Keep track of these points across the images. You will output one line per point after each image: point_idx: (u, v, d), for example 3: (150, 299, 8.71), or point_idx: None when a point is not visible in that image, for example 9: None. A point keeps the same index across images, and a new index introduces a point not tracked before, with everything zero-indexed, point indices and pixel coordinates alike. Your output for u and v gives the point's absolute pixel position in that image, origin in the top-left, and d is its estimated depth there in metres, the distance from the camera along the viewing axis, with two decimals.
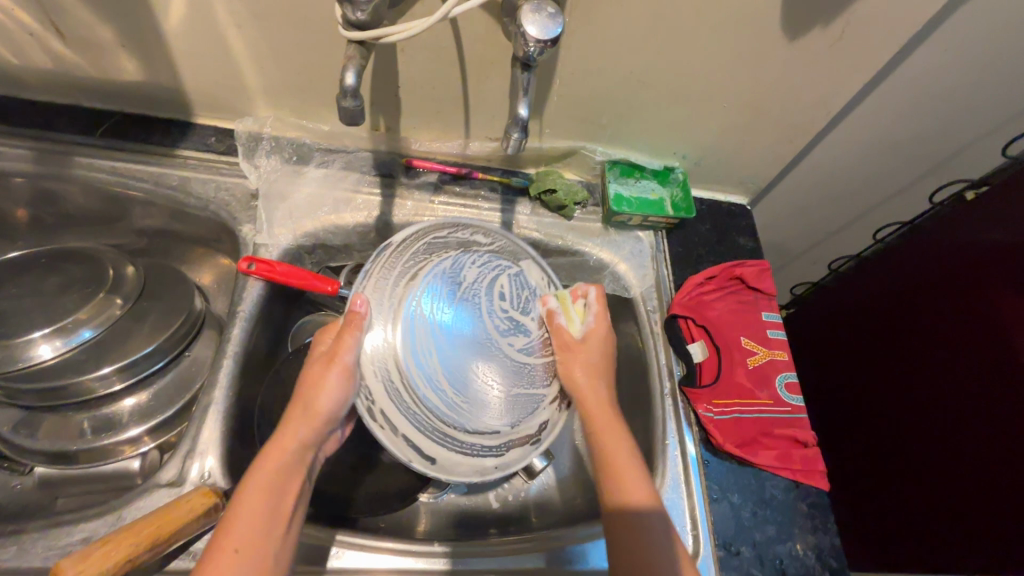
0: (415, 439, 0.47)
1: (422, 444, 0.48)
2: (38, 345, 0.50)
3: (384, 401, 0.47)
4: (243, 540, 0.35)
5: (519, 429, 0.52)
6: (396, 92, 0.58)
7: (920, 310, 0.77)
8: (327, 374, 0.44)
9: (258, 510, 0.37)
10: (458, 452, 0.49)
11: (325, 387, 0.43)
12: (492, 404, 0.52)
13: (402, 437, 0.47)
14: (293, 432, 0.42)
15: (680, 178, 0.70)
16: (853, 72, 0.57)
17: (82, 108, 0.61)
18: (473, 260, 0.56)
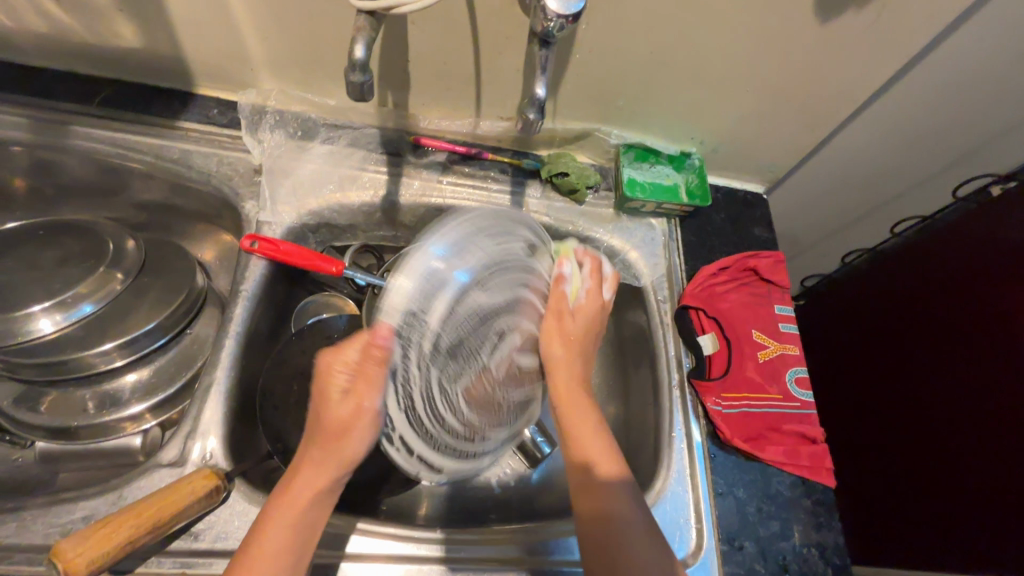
0: (429, 455, 0.45)
1: (434, 458, 0.46)
2: (38, 320, 0.49)
3: (405, 429, 0.44)
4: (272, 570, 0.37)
5: (511, 431, 0.52)
6: (405, 67, 0.56)
7: (935, 305, 0.75)
8: (358, 419, 0.41)
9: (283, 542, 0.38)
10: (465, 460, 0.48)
11: (355, 429, 0.41)
12: (501, 413, 0.50)
13: (415, 456, 0.45)
14: (322, 471, 0.41)
15: (696, 164, 0.67)
16: (885, 58, 0.54)
17: (80, 75, 0.59)
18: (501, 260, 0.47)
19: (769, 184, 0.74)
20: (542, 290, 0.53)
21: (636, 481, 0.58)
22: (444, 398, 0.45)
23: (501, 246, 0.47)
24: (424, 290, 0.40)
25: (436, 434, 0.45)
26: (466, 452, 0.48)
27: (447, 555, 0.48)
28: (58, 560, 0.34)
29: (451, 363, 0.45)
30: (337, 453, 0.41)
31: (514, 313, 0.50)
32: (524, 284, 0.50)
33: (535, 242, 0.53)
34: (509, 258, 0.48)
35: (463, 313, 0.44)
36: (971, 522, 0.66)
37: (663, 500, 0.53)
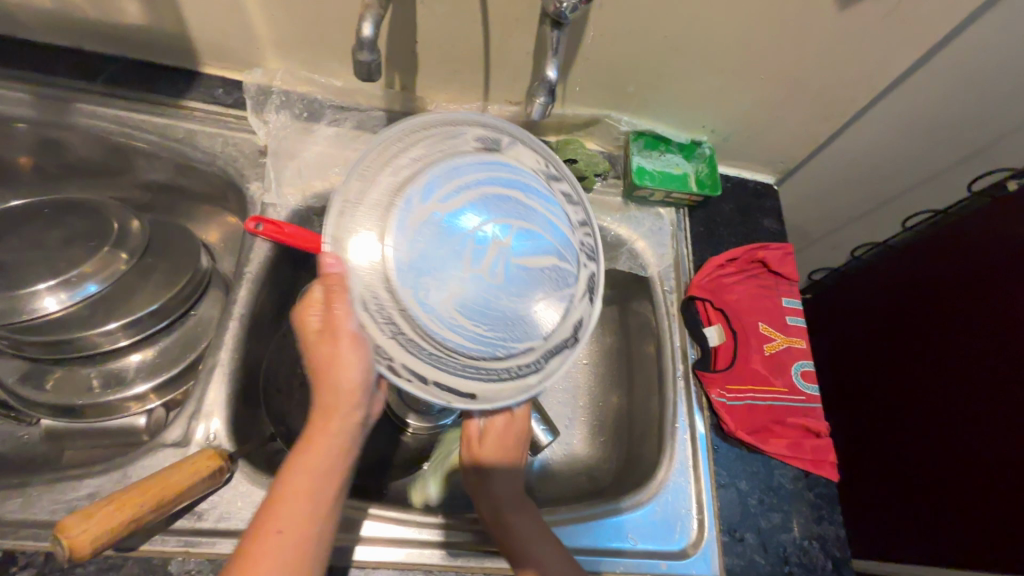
0: (446, 380, 0.39)
1: (454, 382, 0.39)
2: (43, 298, 0.49)
3: (403, 356, 0.38)
4: (286, 521, 0.35)
5: (554, 336, 0.43)
6: (412, 48, 0.55)
7: (944, 302, 0.74)
8: (339, 347, 0.39)
9: (305, 487, 0.37)
10: (495, 380, 0.40)
11: (342, 358, 0.40)
12: (525, 320, 0.42)
13: (429, 382, 0.38)
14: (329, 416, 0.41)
15: (707, 153, 0.66)
16: (905, 46, 0.53)
17: (84, 53, 0.58)
18: (462, 160, 0.42)
19: (779, 174, 0.73)
20: (533, 188, 0.44)
21: (638, 470, 0.58)
22: (432, 311, 0.39)
23: (452, 152, 0.42)
24: (360, 213, 0.39)
25: (442, 353, 0.39)
26: (492, 368, 0.40)
27: (448, 539, 0.48)
28: (64, 535, 0.33)
29: (433, 275, 0.39)
30: (337, 394, 0.41)
31: (503, 209, 0.42)
32: (506, 179, 0.43)
33: (495, 138, 0.45)
34: (464, 160, 0.42)
35: (420, 222, 0.39)
36: (972, 517, 0.66)
37: (665, 490, 0.53)
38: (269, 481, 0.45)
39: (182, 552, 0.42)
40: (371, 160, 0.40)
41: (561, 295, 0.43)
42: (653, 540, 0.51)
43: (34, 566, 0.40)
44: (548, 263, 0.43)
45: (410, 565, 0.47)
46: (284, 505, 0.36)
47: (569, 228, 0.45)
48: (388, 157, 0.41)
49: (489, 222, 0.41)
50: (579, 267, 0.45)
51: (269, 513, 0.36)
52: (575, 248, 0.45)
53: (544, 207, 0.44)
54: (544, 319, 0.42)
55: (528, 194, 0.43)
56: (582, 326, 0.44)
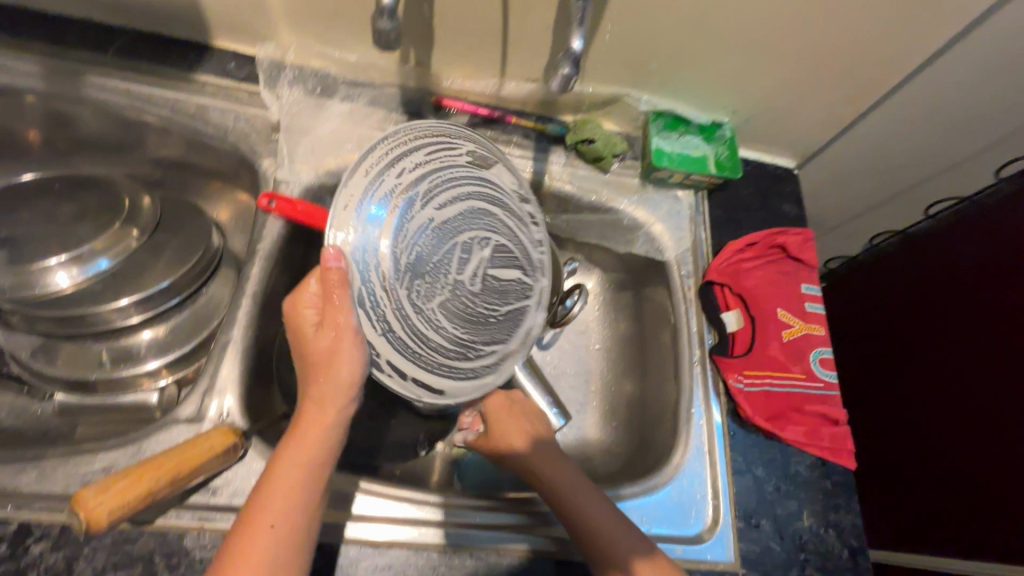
0: (424, 376, 0.43)
1: (430, 378, 0.43)
2: (55, 273, 0.49)
3: (393, 354, 0.41)
4: (280, 517, 0.34)
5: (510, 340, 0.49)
6: (429, 21, 0.53)
7: (967, 290, 0.73)
8: (338, 341, 0.37)
9: (295, 484, 0.35)
10: (463, 377, 0.45)
11: (340, 356, 0.37)
12: (490, 325, 0.48)
13: (410, 379, 0.42)
14: (322, 409, 0.38)
15: (727, 136, 0.65)
16: (942, 23, 0.51)
17: (94, 24, 0.57)
18: (452, 176, 0.45)
19: (800, 159, 0.72)
20: (506, 208, 0.49)
21: (652, 455, 0.57)
22: (417, 315, 0.43)
23: (444, 166, 0.45)
24: (365, 211, 0.39)
25: (424, 352, 0.43)
26: (462, 367, 0.45)
27: (456, 519, 0.48)
28: (81, 507, 0.33)
29: (420, 281, 0.43)
30: (330, 388, 0.38)
31: (479, 225, 0.47)
32: (483, 199, 0.48)
33: (481, 155, 0.49)
34: (455, 175, 0.45)
35: (415, 230, 0.42)
36: (989, 509, 0.65)
37: (680, 475, 0.52)
38: None
39: (196, 527, 0.42)
40: (375, 161, 0.40)
41: (518, 306, 0.50)
42: (668, 524, 0.50)
43: (49, 538, 0.40)
44: (512, 277, 0.49)
45: (422, 545, 0.46)
46: (276, 499, 0.35)
47: (529, 245, 0.51)
48: (391, 160, 0.41)
49: (468, 237, 0.46)
50: (535, 283, 0.51)
51: (261, 505, 0.35)
52: (534, 262, 0.52)
53: (510, 225, 0.50)
54: (505, 326, 0.49)
55: (500, 215, 0.49)
56: (533, 333, 0.51)
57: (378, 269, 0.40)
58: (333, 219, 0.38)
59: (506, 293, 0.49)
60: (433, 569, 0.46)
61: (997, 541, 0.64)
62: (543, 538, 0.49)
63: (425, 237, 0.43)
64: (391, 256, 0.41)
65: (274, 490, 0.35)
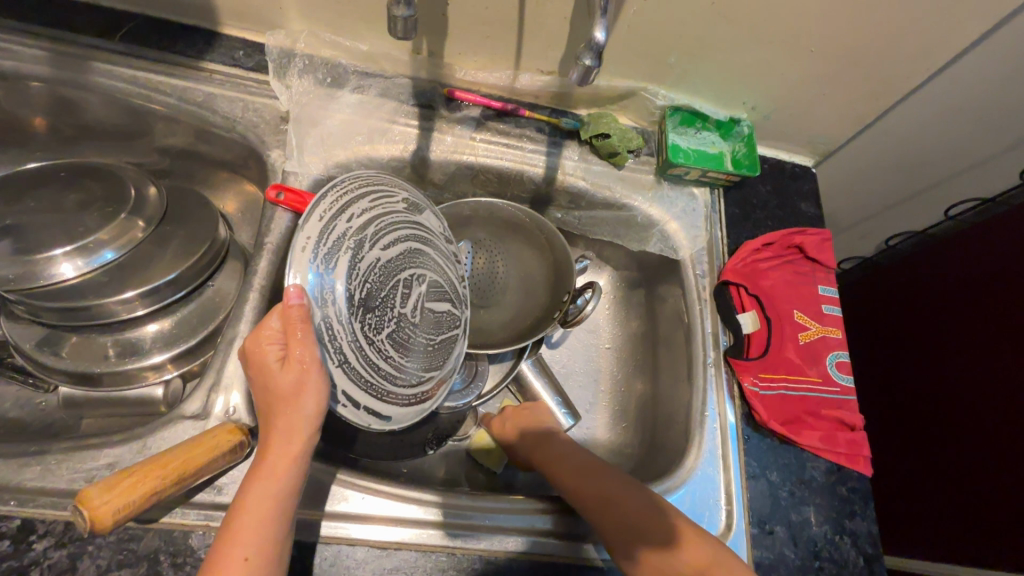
0: (376, 405, 0.41)
1: (381, 408, 0.42)
2: (60, 264, 0.47)
3: (349, 384, 0.39)
4: (252, 549, 0.34)
5: (449, 370, 0.48)
6: (443, 11, 0.52)
7: (990, 294, 0.71)
8: (302, 376, 0.35)
9: (265, 514, 0.35)
10: (410, 405, 0.44)
11: (302, 393, 0.36)
12: (432, 354, 0.46)
13: (363, 408, 0.40)
14: (288, 443, 0.36)
15: (745, 132, 0.63)
16: (973, 19, 0.49)
17: (102, 9, 0.56)
18: (397, 218, 0.45)
19: (819, 156, 0.70)
20: (440, 242, 0.49)
21: (664, 458, 0.56)
22: (369, 347, 0.41)
23: (384, 206, 0.44)
24: (320, 252, 0.38)
25: (377, 382, 0.41)
26: (409, 395, 0.44)
27: (461, 521, 0.47)
28: (85, 505, 0.32)
29: (370, 315, 0.41)
30: (293, 420, 0.36)
31: (421, 259, 0.46)
32: (423, 235, 0.47)
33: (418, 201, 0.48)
34: (397, 214, 0.45)
35: (366, 267, 0.41)
36: (1007, 515, 0.64)
37: (693, 478, 0.51)
38: None
39: (202, 526, 0.41)
40: (325, 207, 0.39)
41: (454, 336, 0.48)
42: None
43: (53, 535, 0.39)
44: (448, 306, 0.48)
45: (430, 547, 0.45)
46: (245, 532, 0.34)
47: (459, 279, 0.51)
48: (342, 206, 0.40)
49: (410, 270, 0.45)
50: (465, 310, 0.51)
51: (230, 540, 0.34)
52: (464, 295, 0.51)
53: (446, 260, 0.49)
54: (444, 356, 0.47)
55: (438, 248, 0.48)
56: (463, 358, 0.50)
57: (335, 306, 0.38)
58: (292, 259, 0.36)
59: (445, 324, 0.48)
60: (442, 572, 0.45)
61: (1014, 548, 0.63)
62: (542, 541, 0.48)
63: (374, 273, 0.41)
64: (344, 293, 0.39)
65: (244, 523, 0.35)
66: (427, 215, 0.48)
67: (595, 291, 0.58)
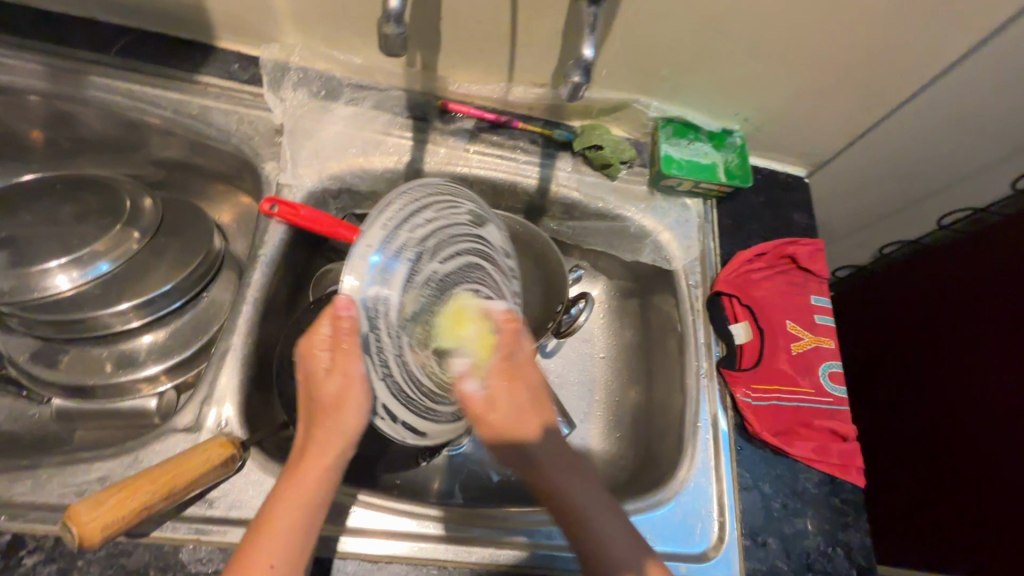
0: (410, 419, 0.42)
1: (414, 421, 0.43)
2: (55, 277, 0.48)
3: (388, 398, 0.40)
4: (281, 556, 0.34)
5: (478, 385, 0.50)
6: (436, 25, 0.52)
7: (983, 302, 0.72)
8: (351, 387, 0.37)
9: (295, 522, 0.36)
10: (439, 419, 0.46)
11: (347, 400, 0.38)
12: None
13: (397, 421, 0.41)
14: (326, 447, 0.38)
15: (738, 143, 0.63)
16: (961, 33, 0.50)
17: (97, 24, 0.56)
18: (456, 231, 0.44)
19: (812, 167, 0.70)
20: (493, 256, 0.49)
21: (658, 469, 0.56)
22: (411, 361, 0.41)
23: (448, 217, 0.43)
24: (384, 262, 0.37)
25: (413, 396, 0.42)
26: (442, 410, 0.46)
27: (455, 534, 0.47)
28: (73, 522, 0.32)
29: (416, 330, 0.41)
30: (333, 429, 0.38)
31: (472, 276, 0.46)
32: (477, 249, 0.47)
33: (478, 213, 0.47)
34: (456, 227, 0.44)
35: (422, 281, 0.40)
36: (1001, 525, 0.64)
37: (686, 490, 0.51)
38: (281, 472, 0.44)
39: (192, 540, 0.41)
40: (396, 212, 0.38)
41: None
42: (673, 541, 0.49)
43: (42, 550, 0.39)
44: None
45: (422, 560, 0.45)
46: (275, 538, 0.35)
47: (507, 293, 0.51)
48: (411, 213, 0.39)
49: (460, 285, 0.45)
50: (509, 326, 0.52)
51: (259, 547, 0.34)
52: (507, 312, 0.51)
53: (497, 276, 0.49)
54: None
55: (489, 262, 0.48)
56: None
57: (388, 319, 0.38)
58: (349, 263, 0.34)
59: None
60: None
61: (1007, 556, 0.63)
62: (544, 554, 0.48)
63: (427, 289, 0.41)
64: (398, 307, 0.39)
65: (274, 527, 0.35)
66: (484, 229, 0.48)
67: (588, 301, 0.61)
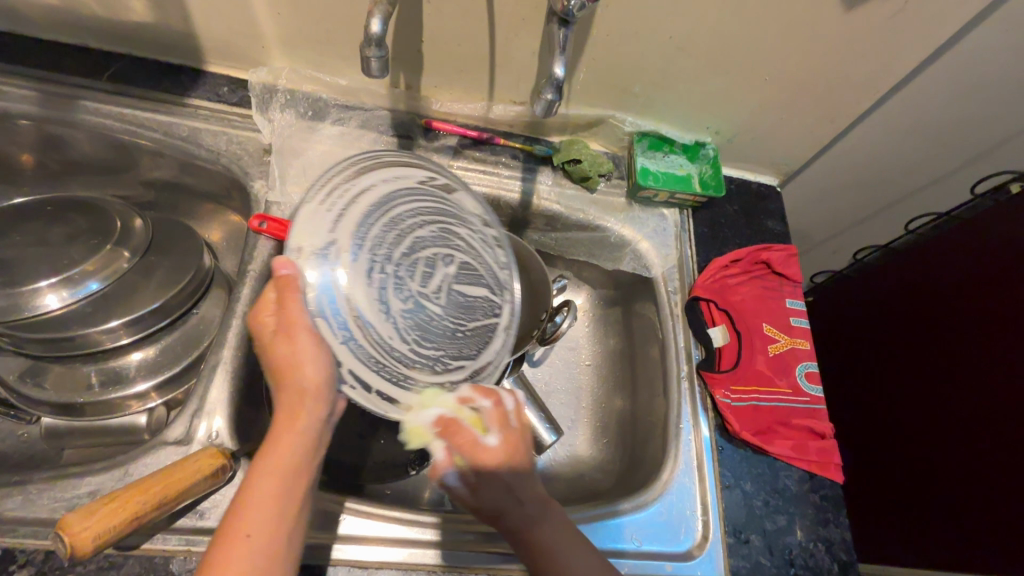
0: (390, 391, 0.40)
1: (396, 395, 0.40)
2: (44, 295, 0.49)
3: (356, 364, 0.38)
4: (258, 526, 0.31)
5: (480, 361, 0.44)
6: (418, 47, 0.55)
7: (948, 304, 0.74)
8: (298, 342, 0.34)
9: (270, 496, 0.32)
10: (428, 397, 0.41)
11: (300, 357, 0.34)
12: (463, 341, 0.44)
13: (377, 393, 0.39)
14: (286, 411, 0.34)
15: (710, 155, 0.66)
16: (910, 51, 0.53)
17: (90, 50, 0.58)
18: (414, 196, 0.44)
19: (784, 176, 0.73)
20: (471, 221, 0.47)
21: (643, 471, 0.57)
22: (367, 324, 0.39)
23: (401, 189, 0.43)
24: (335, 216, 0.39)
25: (386, 363, 0.39)
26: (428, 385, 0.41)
27: (443, 539, 0.47)
28: (66, 532, 0.33)
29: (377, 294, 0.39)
30: (297, 392, 0.34)
31: (446, 241, 0.44)
32: (436, 210, 0.45)
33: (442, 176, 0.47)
34: (417, 189, 0.44)
35: (376, 237, 0.40)
36: (993, 520, 0.65)
37: (669, 491, 0.53)
38: None
39: (183, 551, 0.42)
40: (338, 177, 0.40)
41: (487, 325, 0.45)
42: (659, 540, 0.50)
43: (33, 565, 0.39)
44: (469, 292, 0.45)
45: (412, 566, 0.46)
46: (252, 509, 0.32)
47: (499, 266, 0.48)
48: (355, 177, 0.41)
49: (424, 248, 0.43)
50: (507, 298, 0.48)
51: (233, 518, 0.32)
52: (503, 280, 0.48)
53: (471, 239, 0.46)
54: (480, 342, 0.45)
55: (459, 229, 0.46)
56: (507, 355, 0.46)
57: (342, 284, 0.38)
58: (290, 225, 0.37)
59: (475, 311, 0.45)
60: None
61: (1001, 551, 0.64)
62: None
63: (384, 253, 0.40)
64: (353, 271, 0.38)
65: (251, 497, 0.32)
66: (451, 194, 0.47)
67: (571, 309, 0.63)
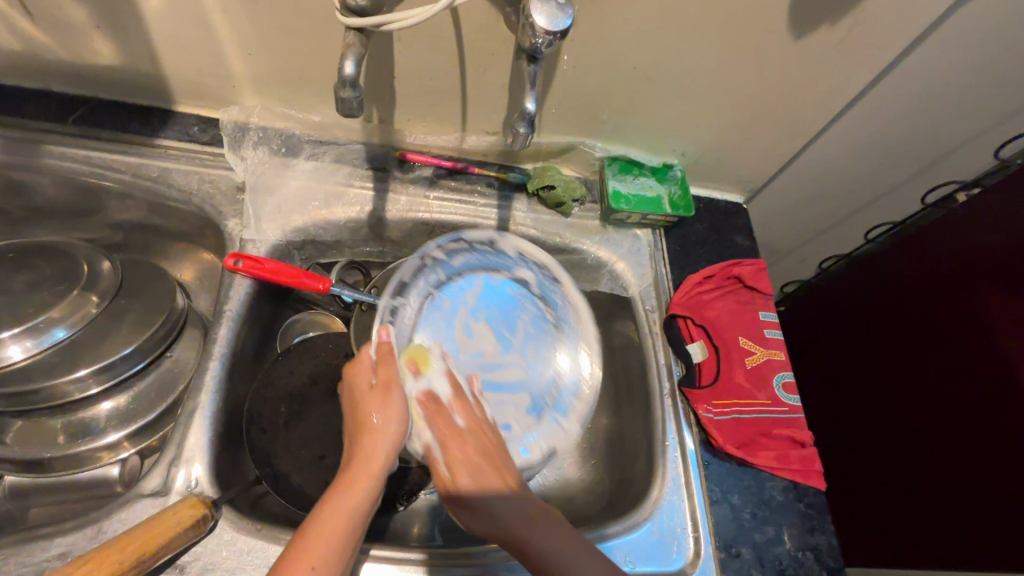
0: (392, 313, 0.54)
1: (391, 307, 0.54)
2: (6, 346, 0.47)
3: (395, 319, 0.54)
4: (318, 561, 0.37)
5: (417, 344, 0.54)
6: (390, 83, 0.56)
7: (913, 307, 0.78)
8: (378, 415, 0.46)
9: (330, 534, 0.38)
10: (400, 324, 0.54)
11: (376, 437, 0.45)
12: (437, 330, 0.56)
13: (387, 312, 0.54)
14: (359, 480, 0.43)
15: (679, 176, 0.69)
16: (856, 75, 0.57)
17: (53, 94, 0.58)
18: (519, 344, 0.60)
19: (747, 194, 0.76)
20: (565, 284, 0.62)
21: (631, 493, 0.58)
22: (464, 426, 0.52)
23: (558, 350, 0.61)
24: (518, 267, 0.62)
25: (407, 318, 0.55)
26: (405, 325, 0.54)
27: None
28: None
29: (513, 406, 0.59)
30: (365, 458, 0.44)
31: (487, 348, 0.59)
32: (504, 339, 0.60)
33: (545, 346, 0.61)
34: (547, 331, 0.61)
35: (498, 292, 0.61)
36: (988, 520, 0.65)
37: (660, 509, 0.53)
38: (256, 527, 0.44)
39: None
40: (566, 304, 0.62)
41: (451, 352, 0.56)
42: (650, 562, 0.50)
43: None
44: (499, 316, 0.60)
45: None
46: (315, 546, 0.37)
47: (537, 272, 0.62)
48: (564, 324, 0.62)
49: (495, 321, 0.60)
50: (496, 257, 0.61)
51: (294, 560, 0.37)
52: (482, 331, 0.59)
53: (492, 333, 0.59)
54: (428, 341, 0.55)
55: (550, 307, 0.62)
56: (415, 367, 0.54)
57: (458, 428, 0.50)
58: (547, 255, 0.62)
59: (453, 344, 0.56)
60: None
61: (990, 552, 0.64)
62: None
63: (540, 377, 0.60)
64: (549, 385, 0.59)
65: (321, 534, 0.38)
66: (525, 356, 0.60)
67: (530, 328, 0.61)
